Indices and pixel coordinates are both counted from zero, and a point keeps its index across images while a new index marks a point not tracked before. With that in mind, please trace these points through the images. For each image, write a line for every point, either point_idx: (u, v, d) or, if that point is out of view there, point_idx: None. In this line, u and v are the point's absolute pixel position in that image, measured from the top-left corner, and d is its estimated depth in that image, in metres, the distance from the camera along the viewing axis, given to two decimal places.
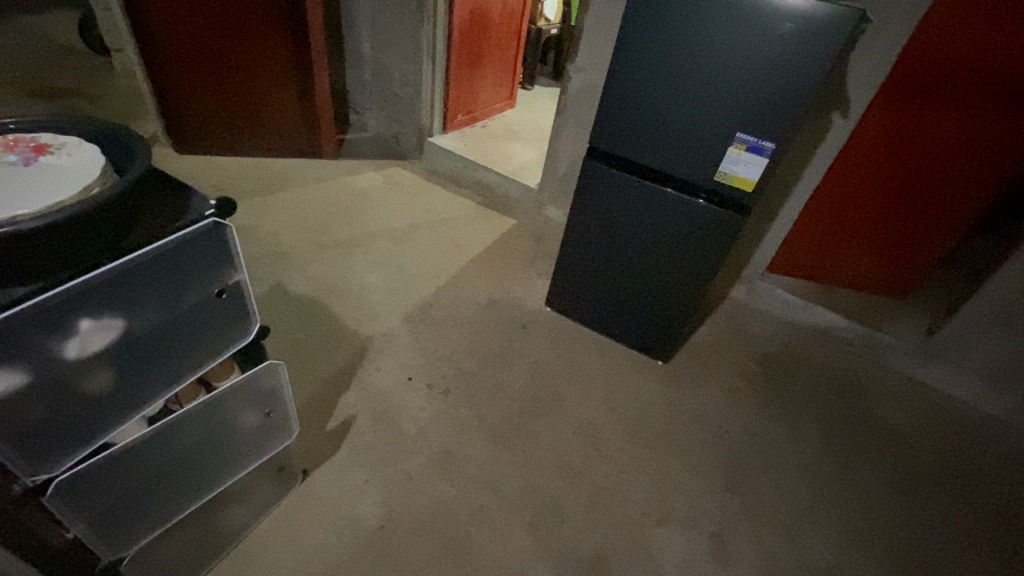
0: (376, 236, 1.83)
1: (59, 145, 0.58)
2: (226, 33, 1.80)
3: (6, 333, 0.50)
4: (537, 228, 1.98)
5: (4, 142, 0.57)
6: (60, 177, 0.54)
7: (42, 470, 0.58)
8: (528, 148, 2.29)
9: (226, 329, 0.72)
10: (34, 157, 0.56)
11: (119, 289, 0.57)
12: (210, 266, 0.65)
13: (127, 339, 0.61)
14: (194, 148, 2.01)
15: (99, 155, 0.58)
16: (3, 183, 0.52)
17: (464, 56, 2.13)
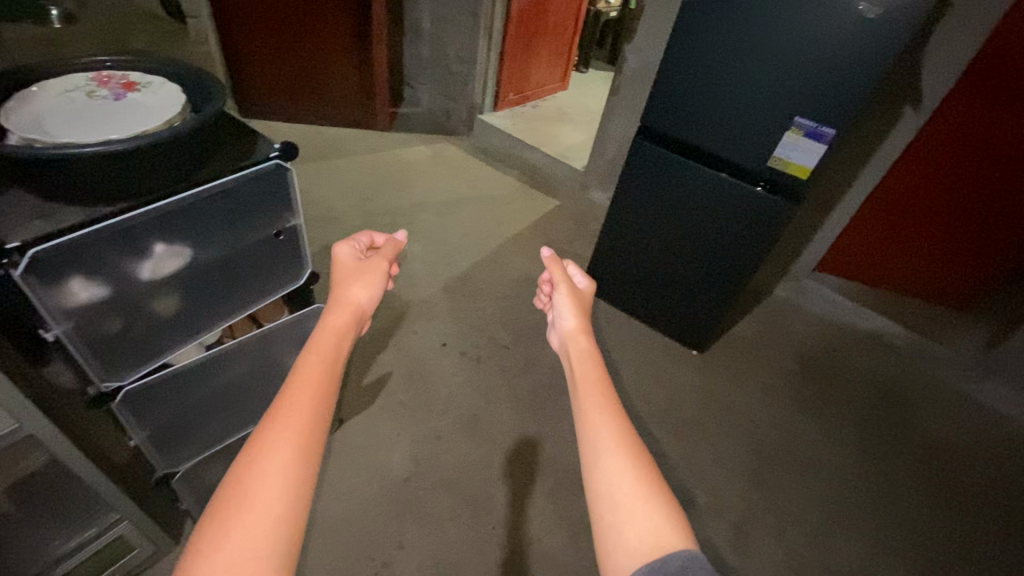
0: (421, 207, 1.87)
1: (146, 83, 0.63)
2: (295, 1, 1.87)
3: (92, 244, 0.56)
4: (579, 210, 1.98)
5: (99, 77, 0.63)
6: (147, 113, 0.59)
7: (113, 377, 0.64)
8: (577, 131, 2.27)
9: (278, 270, 0.78)
10: (123, 93, 0.61)
11: (188, 218, 0.62)
12: (269, 206, 0.70)
13: (193, 267, 0.67)
14: (257, 113, 2.11)
15: (179, 94, 0.62)
16: (97, 115, 0.58)
17: (520, 34, 2.13)
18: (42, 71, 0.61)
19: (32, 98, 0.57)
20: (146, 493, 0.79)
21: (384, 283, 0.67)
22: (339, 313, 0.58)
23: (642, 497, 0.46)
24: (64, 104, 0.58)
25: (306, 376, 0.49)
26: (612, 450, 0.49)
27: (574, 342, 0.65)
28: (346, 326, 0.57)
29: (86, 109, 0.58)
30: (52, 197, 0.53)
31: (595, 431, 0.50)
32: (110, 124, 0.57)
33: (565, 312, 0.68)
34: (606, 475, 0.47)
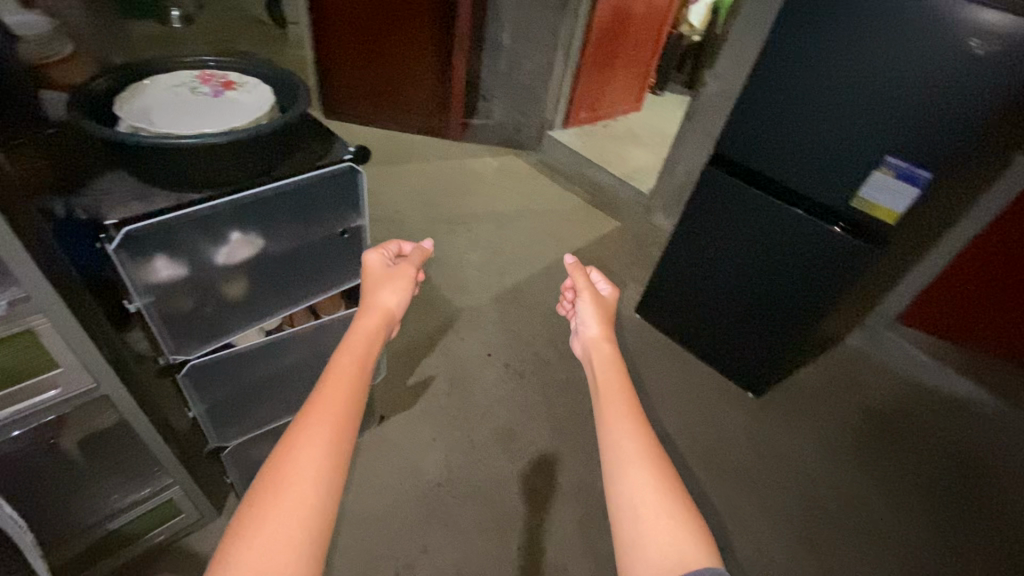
0: (482, 217, 1.90)
1: (241, 83, 0.68)
2: (385, 13, 1.96)
3: (179, 228, 0.60)
4: (640, 234, 1.94)
5: (202, 75, 0.68)
6: (240, 110, 0.63)
7: (181, 351, 0.69)
8: (647, 154, 2.23)
9: (340, 266, 0.81)
10: (222, 90, 0.66)
11: (265, 211, 0.66)
12: (338, 205, 0.73)
13: (263, 257, 0.70)
14: (341, 116, 2.23)
15: (269, 95, 0.67)
16: (197, 110, 0.63)
17: (598, 54, 2.13)
18: (156, 68, 0.68)
19: (142, 91, 0.63)
20: (196, 461, 0.84)
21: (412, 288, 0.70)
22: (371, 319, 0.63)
23: (662, 506, 0.53)
24: (170, 98, 0.64)
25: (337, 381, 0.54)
26: (636, 464, 0.55)
27: (597, 348, 0.72)
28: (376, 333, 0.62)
29: (187, 104, 0.63)
30: (149, 181, 0.58)
31: (621, 444, 0.57)
32: (206, 118, 0.61)
33: (590, 320, 0.76)
34: (630, 487, 0.54)
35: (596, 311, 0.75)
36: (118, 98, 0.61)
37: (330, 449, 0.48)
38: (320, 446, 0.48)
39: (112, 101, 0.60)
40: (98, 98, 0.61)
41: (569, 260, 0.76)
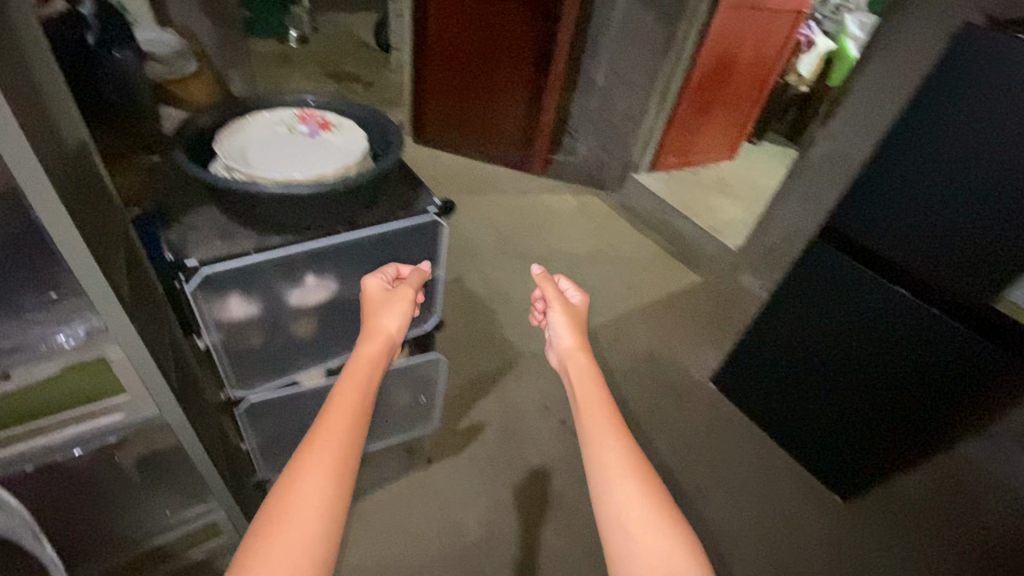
0: (555, 256, 1.84)
1: (338, 124, 0.67)
2: (484, 48, 1.99)
3: (259, 270, 0.59)
4: (721, 293, 1.80)
5: (301, 113, 0.68)
6: (333, 153, 0.62)
7: (242, 387, 0.67)
8: (738, 207, 2.09)
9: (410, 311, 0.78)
10: (319, 131, 0.65)
11: (342, 256, 0.64)
12: (416, 253, 0.71)
13: (334, 299, 0.68)
14: (429, 142, 2.28)
15: (364, 138, 0.65)
16: (293, 150, 0.62)
17: (695, 100, 2.03)
18: (260, 105, 0.68)
19: (243, 127, 0.63)
20: (242, 491, 0.83)
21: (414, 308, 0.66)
22: (373, 344, 0.59)
23: (651, 520, 0.55)
24: (268, 136, 0.63)
25: (338, 413, 0.51)
26: (625, 481, 0.58)
27: (572, 356, 0.76)
28: (378, 359, 0.58)
29: (282, 142, 0.63)
30: (236, 220, 0.57)
31: (606, 460, 0.60)
32: (298, 160, 0.60)
33: (563, 329, 0.80)
34: (620, 501, 0.57)
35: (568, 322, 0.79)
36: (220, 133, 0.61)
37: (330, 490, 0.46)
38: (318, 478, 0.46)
39: (213, 136, 0.61)
40: (201, 133, 0.62)
41: (537, 270, 0.82)
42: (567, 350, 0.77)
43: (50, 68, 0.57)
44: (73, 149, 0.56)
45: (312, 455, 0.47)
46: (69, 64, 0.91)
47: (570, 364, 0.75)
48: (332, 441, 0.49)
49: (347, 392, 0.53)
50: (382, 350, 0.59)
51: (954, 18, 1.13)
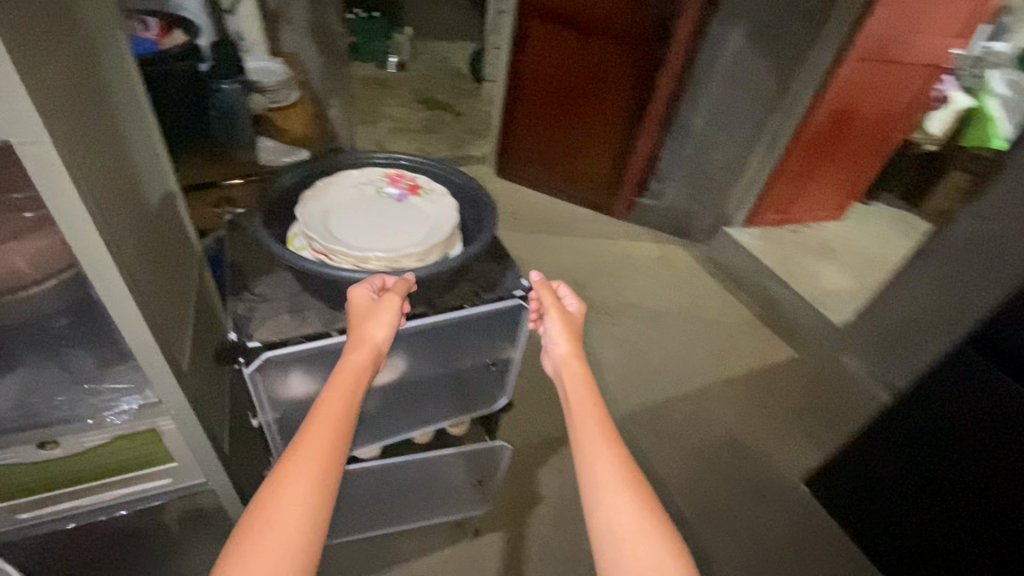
0: (632, 310, 1.71)
1: (426, 189, 0.63)
2: (579, 86, 1.93)
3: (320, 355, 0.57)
4: (817, 374, 1.60)
5: (392, 173, 0.65)
6: (416, 222, 0.59)
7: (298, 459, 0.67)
8: (845, 276, 1.87)
9: (482, 394, 0.71)
10: (405, 196, 0.62)
11: (408, 341, 0.60)
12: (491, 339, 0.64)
13: (401, 379, 0.65)
14: (512, 176, 2.24)
15: (451, 208, 0.61)
16: (375, 220, 0.59)
17: (804, 155, 1.85)
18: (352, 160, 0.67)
19: (330, 185, 0.62)
20: None
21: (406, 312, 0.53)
22: (358, 354, 0.49)
23: (651, 541, 0.46)
24: (354, 200, 0.61)
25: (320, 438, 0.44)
26: (623, 500, 0.48)
27: (567, 369, 0.57)
28: (364, 373, 0.49)
29: (366, 208, 0.61)
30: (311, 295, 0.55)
31: (602, 475, 0.49)
32: (380, 230, 0.58)
33: (557, 336, 0.59)
34: (610, 515, 0.48)
35: (566, 327, 0.58)
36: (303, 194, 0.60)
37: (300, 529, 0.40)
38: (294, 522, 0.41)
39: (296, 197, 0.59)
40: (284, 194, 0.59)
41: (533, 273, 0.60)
42: (560, 362, 0.57)
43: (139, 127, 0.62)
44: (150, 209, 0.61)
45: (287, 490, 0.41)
46: (184, 93, 0.93)
47: (566, 380, 0.57)
48: (309, 471, 0.42)
49: (330, 407, 0.46)
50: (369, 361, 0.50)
51: None
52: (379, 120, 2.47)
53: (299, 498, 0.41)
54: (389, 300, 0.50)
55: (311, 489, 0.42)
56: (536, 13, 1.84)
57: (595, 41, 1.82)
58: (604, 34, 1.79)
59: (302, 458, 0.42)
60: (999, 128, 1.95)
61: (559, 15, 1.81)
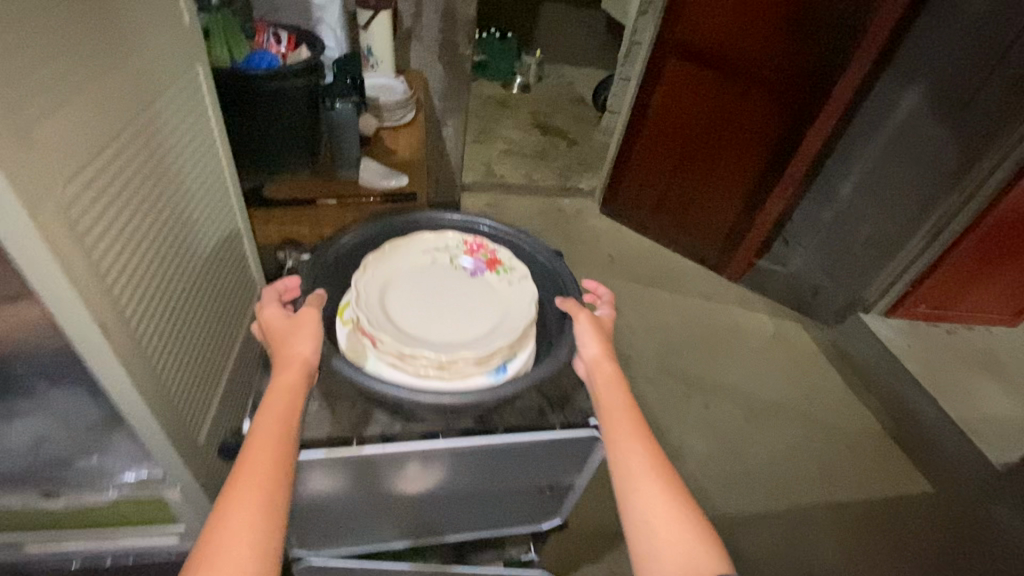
0: (730, 393, 1.50)
1: (506, 266, 0.67)
2: (709, 133, 1.75)
3: (371, 462, 0.57)
4: (958, 524, 1.30)
5: (471, 243, 0.69)
6: (481, 315, 0.62)
7: (324, 544, 0.69)
8: (1014, 402, 1.50)
9: (527, 513, 0.72)
10: (483, 269, 0.66)
11: (459, 459, 0.59)
12: (550, 467, 0.64)
13: (441, 491, 0.64)
14: (619, 216, 2.11)
15: (534, 292, 0.64)
16: (455, 298, 0.63)
17: (982, 245, 1.50)
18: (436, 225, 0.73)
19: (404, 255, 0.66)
20: None
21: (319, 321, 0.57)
22: (289, 371, 0.53)
23: (678, 523, 0.49)
24: (433, 271, 0.65)
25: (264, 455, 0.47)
26: (648, 479, 0.51)
27: (598, 371, 0.59)
28: (301, 385, 0.53)
29: (443, 279, 0.65)
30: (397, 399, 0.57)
31: (629, 464, 0.52)
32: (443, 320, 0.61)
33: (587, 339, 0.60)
34: (640, 503, 0.50)
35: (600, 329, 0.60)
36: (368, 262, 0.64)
37: (258, 529, 0.43)
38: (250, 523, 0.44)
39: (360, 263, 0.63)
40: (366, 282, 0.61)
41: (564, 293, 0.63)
42: (592, 365, 0.59)
43: (186, 196, 0.73)
44: (178, 267, 0.71)
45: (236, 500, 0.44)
46: (297, 109, 0.93)
47: (597, 379, 0.58)
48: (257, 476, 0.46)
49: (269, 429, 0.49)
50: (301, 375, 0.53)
51: None
52: (494, 140, 2.46)
53: (251, 496, 0.45)
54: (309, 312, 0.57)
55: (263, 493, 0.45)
56: (672, 48, 1.69)
57: (735, 86, 1.63)
58: (746, 80, 1.60)
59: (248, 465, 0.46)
60: None
61: (699, 53, 1.65)
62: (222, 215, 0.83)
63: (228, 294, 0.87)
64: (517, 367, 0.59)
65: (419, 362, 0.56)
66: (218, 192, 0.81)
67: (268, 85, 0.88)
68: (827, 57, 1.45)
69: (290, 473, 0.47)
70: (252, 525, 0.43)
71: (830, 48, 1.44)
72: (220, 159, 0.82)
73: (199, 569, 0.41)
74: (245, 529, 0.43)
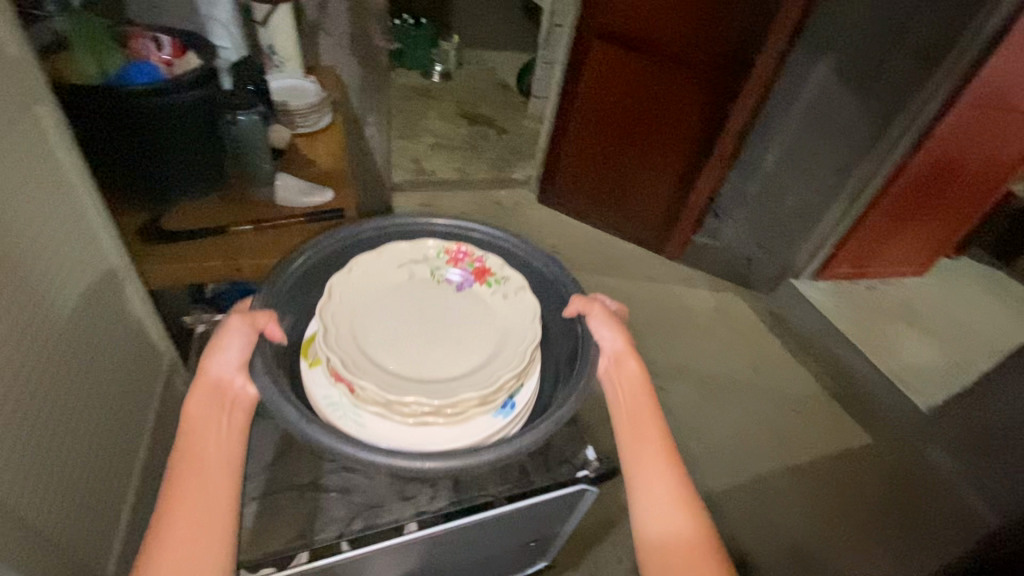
0: (681, 373, 1.54)
1: (495, 274, 0.67)
2: (638, 115, 1.74)
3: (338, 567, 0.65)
4: (892, 468, 1.41)
5: (454, 248, 0.69)
6: (473, 341, 0.61)
7: None
8: (930, 348, 1.64)
9: (495, 556, 0.83)
10: (469, 278, 0.67)
11: (422, 545, 0.68)
12: (505, 526, 0.74)
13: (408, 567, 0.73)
14: (557, 202, 2.07)
15: (533, 305, 0.63)
16: (445, 318, 0.64)
17: (895, 207, 1.60)
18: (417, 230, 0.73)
19: (383, 273, 0.65)
20: None
21: (245, 344, 0.60)
22: (212, 396, 0.59)
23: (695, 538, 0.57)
24: (417, 288, 0.66)
25: (198, 475, 0.54)
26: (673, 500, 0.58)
27: (625, 370, 0.64)
28: (223, 409, 0.59)
29: (427, 295, 0.65)
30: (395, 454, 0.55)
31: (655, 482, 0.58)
32: (431, 352, 0.60)
33: (611, 332, 0.65)
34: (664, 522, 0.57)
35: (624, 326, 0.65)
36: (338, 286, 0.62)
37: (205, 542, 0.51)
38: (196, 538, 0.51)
39: (328, 288, 0.61)
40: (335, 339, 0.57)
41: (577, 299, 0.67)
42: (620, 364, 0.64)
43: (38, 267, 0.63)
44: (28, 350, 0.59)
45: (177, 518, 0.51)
46: (191, 121, 0.80)
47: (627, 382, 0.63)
48: (195, 496, 0.53)
49: (204, 453, 0.56)
50: (227, 400, 0.59)
51: None
52: (421, 134, 2.35)
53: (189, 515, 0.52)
54: (237, 335, 0.60)
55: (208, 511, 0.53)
56: (595, 29, 1.65)
57: (660, 67, 1.63)
58: (670, 61, 1.60)
59: (185, 487, 0.53)
60: None
61: (622, 36, 1.63)
62: (96, 275, 0.74)
63: (117, 359, 0.79)
64: (523, 398, 0.60)
65: (412, 409, 0.56)
66: (88, 250, 0.72)
67: (150, 103, 0.75)
68: (746, 35, 1.48)
69: (228, 488, 0.55)
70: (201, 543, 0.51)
71: (750, 25, 1.46)
72: (86, 209, 0.72)
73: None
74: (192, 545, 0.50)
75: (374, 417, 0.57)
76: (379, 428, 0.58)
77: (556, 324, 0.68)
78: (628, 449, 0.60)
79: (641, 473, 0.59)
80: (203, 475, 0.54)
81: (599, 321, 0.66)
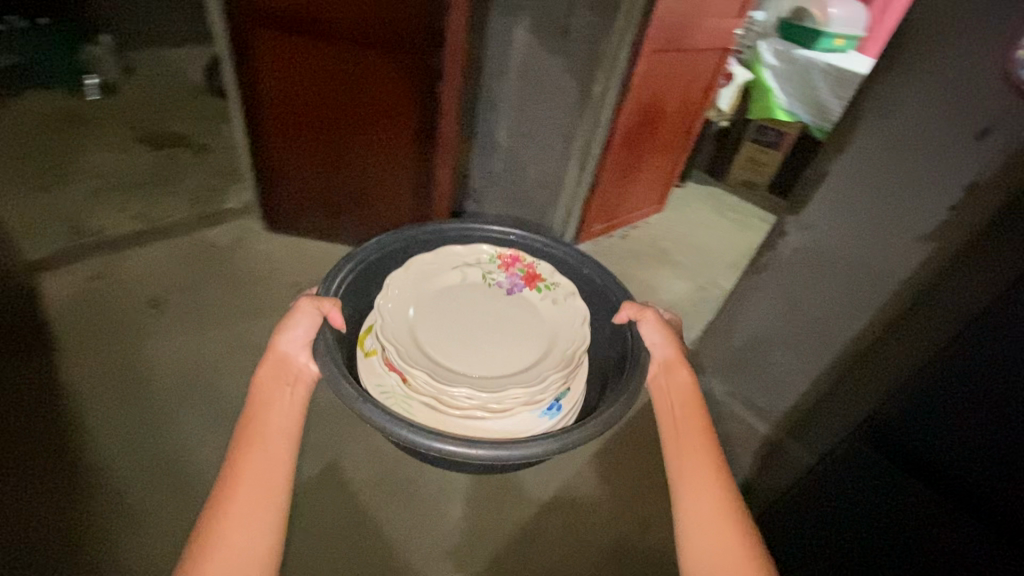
0: None
1: (547, 282, 1.05)
2: (344, 112, 1.48)
3: None
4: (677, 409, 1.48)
5: (509, 260, 1.09)
6: (525, 341, 0.99)
7: None
8: (680, 281, 1.76)
9: None
10: (519, 285, 1.07)
11: None
12: None
13: None
14: (288, 225, 1.72)
15: (581, 313, 1.00)
16: (504, 310, 1.04)
17: (622, 157, 1.65)
18: (474, 238, 1.12)
19: (441, 282, 1.04)
20: None
21: (305, 329, 0.83)
22: (290, 382, 0.79)
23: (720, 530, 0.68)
24: (484, 293, 1.05)
25: (266, 441, 0.69)
26: (702, 497, 0.72)
27: (673, 377, 0.87)
28: (298, 395, 0.78)
29: (488, 297, 1.05)
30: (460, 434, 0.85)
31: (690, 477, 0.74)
32: (484, 348, 0.97)
33: (660, 340, 0.92)
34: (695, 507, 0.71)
35: (673, 337, 0.91)
36: (392, 286, 0.98)
37: (264, 499, 0.64)
38: (254, 497, 0.64)
39: (387, 285, 0.97)
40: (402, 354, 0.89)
41: (627, 305, 0.97)
42: (671, 367, 0.88)
43: None
44: None
45: (245, 473, 0.66)
46: None
47: (676, 394, 0.85)
48: (261, 455, 0.68)
49: (275, 421, 0.72)
50: (302, 386, 0.79)
51: (978, 128, 0.84)
52: (78, 180, 1.75)
53: (253, 478, 0.65)
54: (302, 314, 0.84)
55: (271, 469, 0.67)
56: (258, 16, 1.34)
57: (349, 55, 1.37)
58: (358, 46, 1.36)
59: (251, 443, 0.68)
60: (776, 99, 2.17)
61: (289, 22, 1.33)
62: None
63: None
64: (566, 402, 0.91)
65: (457, 400, 0.85)
66: None
67: None
68: (428, 15, 1.29)
69: (287, 455, 0.69)
70: (261, 499, 0.64)
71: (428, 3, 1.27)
72: None
73: (216, 514, 0.62)
74: (254, 496, 0.64)
75: (426, 404, 0.86)
76: (430, 411, 0.86)
77: (605, 333, 1.03)
78: (676, 459, 0.77)
79: (685, 478, 0.74)
80: (263, 443, 0.69)
81: (649, 326, 0.95)
